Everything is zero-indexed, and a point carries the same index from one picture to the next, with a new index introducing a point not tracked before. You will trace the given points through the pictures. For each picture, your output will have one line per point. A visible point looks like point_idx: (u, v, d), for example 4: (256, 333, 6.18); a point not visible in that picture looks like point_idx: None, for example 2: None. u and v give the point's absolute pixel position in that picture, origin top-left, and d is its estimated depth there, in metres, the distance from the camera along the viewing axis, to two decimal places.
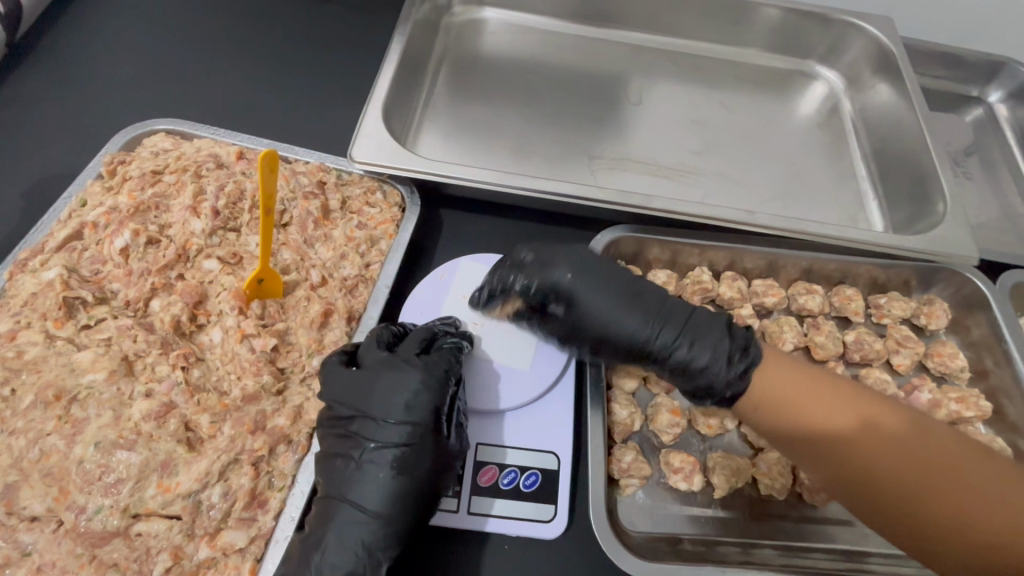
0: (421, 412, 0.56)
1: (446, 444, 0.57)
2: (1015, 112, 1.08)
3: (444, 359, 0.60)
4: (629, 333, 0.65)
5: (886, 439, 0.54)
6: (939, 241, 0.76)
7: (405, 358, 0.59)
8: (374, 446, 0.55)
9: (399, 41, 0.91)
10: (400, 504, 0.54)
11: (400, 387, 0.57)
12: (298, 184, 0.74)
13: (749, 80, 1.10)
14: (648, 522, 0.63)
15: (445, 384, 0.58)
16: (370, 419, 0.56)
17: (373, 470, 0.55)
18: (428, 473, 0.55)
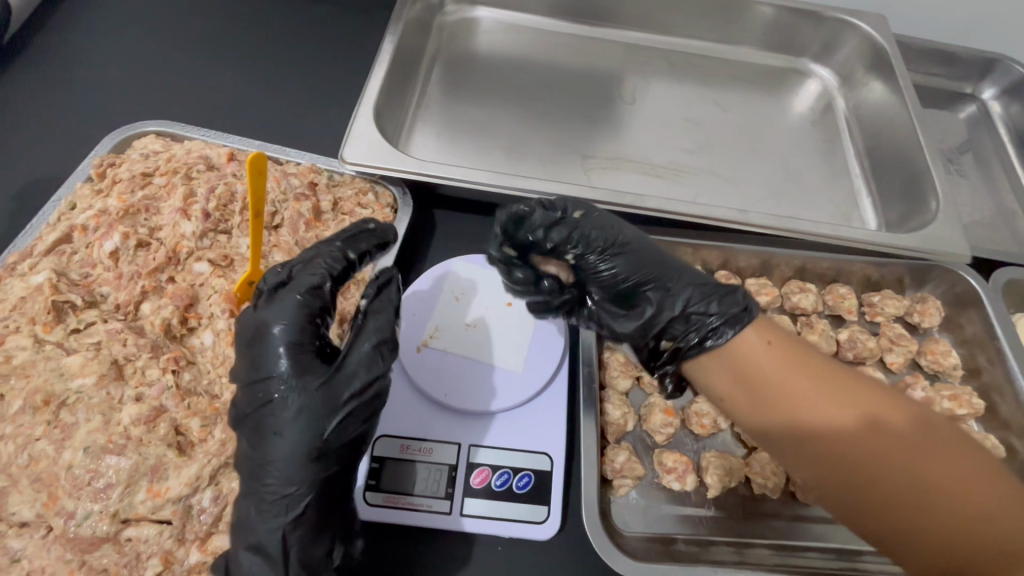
0: (276, 367, 0.53)
1: (325, 384, 0.53)
2: (1009, 109, 1.09)
3: (288, 296, 0.55)
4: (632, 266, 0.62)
5: (885, 439, 0.51)
6: (932, 239, 0.76)
7: (270, 301, 0.55)
8: (256, 406, 0.53)
9: (391, 41, 0.90)
10: (283, 475, 0.51)
11: (266, 336, 0.53)
12: (289, 186, 0.73)
13: (742, 78, 1.10)
14: (642, 523, 0.63)
15: (295, 325, 0.54)
16: (250, 383, 0.53)
17: (267, 429, 0.52)
18: (309, 424, 0.52)
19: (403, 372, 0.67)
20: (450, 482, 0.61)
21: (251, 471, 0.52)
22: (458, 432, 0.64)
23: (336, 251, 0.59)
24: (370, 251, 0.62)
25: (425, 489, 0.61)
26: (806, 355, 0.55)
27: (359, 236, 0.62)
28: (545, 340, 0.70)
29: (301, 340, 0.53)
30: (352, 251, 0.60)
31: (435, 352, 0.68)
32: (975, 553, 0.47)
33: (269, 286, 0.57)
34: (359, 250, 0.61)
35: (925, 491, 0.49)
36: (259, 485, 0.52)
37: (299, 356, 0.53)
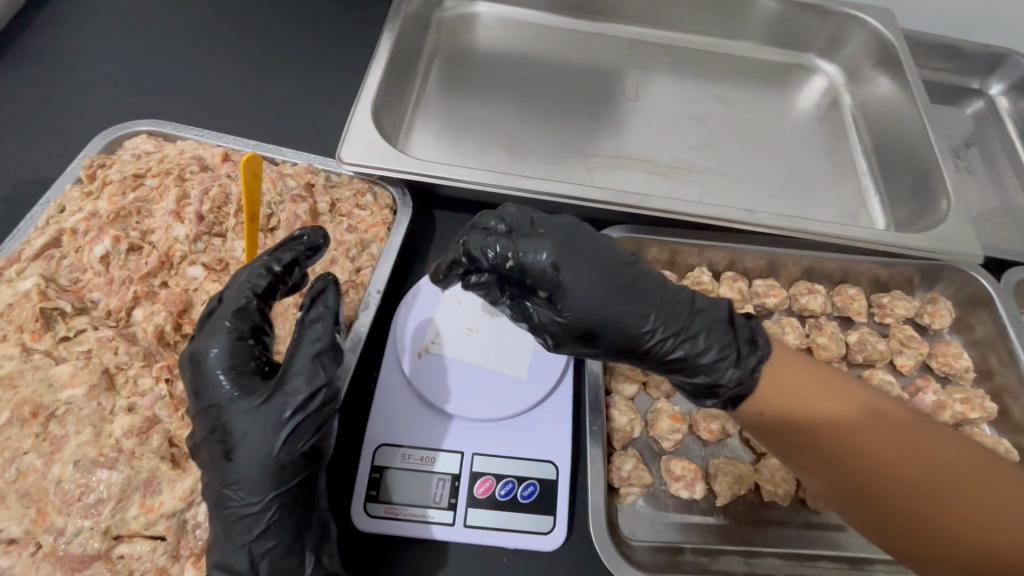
0: (218, 393, 0.52)
1: (266, 403, 0.52)
2: (1017, 105, 1.07)
3: (218, 324, 0.54)
4: (623, 326, 0.55)
5: (895, 443, 0.50)
6: (943, 239, 0.74)
7: (204, 329, 0.54)
8: (203, 434, 0.51)
9: (389, 37, 0.88)
10: (241, 494, 0.50)
11: (204, 366, 0.53)
12: (285, 187, 0.71)
13: (748, 75, 1.08)
14: (649, 532, 0.62)
15: (231, 350, 0.53)
16: (195, 413, 0.53)
17: (217, 454, 0.51)
18: (258, 443, 0.51)
19: (403, 378, 0.65)
20: (454, 492, 0.59)
21: (208, 497, 0.51)
22: (460, 440, 0.62)
23: (259, 265, 0.56)
24: (301, 258, 0.58)
25: (428, 499, 0.59)
26: (812, 374, 0.54)
27: (286, 246, 0.58)
28: None
29: (237, 362, 0.53)
30: (276, 264, 0.56)
31: (437, 357, 0.66)
32: (993, 552, 0.46)
33: (202, 315, 0.56)
34: (283, 262, 0.57)
35: (936, 493, 0.48)
36: (220, 508, 0.51)
37: (238, 378, 0.53)
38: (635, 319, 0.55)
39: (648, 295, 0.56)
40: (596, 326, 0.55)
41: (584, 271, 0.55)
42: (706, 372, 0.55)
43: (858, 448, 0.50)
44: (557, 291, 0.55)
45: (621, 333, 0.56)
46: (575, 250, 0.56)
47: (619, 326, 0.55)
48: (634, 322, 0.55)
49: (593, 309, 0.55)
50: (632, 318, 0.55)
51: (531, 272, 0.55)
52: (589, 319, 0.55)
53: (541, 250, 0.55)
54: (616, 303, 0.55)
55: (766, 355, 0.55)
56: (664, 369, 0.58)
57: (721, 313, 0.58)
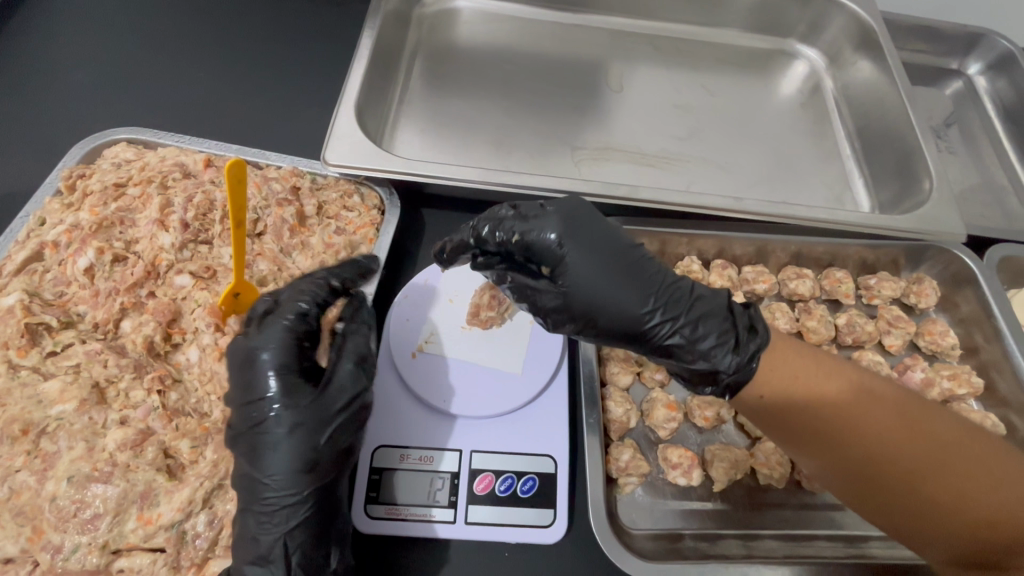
0: (266, 387, 0.53)
1: (315, 401, 0.54)
2: (994, 84, 1.08)
3: (276, 322, 0.56)
4: (623, 311, 0.56)
5: (881, 420, 0.52)
6: (927, 220, 0.76)
7: (257, 327, 0.56)
8: (250, 425, 0.53)
9: (369, 35, 0.87)
10: (281, 485, 0.52)
11: (253, 361, 0.54)
12: (270, 191, 0.71)
13: (729, 62, 1.08)
14: (649, 520, 0.63)
15: (283, 348, 0.55)
16: (242, 404, 0.54)
17: (262, 447, 0.52)
18: (302, 437, 0.53)
19: (398, 378, 0.65)
20: (453, 489, 0.60)
21: (246, 483, 0.52)
22: (457, 439, 0.62)
23: (321, 280, 0.60)
24: (353, 280, 0.62)
25: (429, 498, 0.59)
26: (806, 356, 0.55)
27: (344, 267, 0.63)
28: (543, 339, 0.69)
29: (290, 361, 0.55)
30: (335, 280, 0.61)
31: (430, 357, 0.66)
32: (961, 518, 0.50)
33: (258, 313, 0.58)
34: (341, 279, 0.61)
35: (916, 466, 0.51)
36: (258, 496, 0.51)
37: (288, 376, 0.54)
38: (636, 304, 0.56)
39: (652, 277, 0.57)
40: (596, 305, 0.56)
41: (588, 250, 0.57)
42: (706, 359, 0.56)
43: (852, 428, 0.52)
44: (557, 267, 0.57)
45: (618, 314, 0.56)
46: (582, 233, 0.57)
47: (615, 306, 0.56)
48: (635, 307, 0.56)
49: (594, 294, 0.56)
50: (633, 304, 0.56)
51: (536, 249, 0.58)
52: (586, 298, 0.56)
53: (544, 227, 0.57)
54: (615, 281, 0.56)
55: (765, 344, 0.55)
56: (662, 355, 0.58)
57: (722, 299, 0.58)
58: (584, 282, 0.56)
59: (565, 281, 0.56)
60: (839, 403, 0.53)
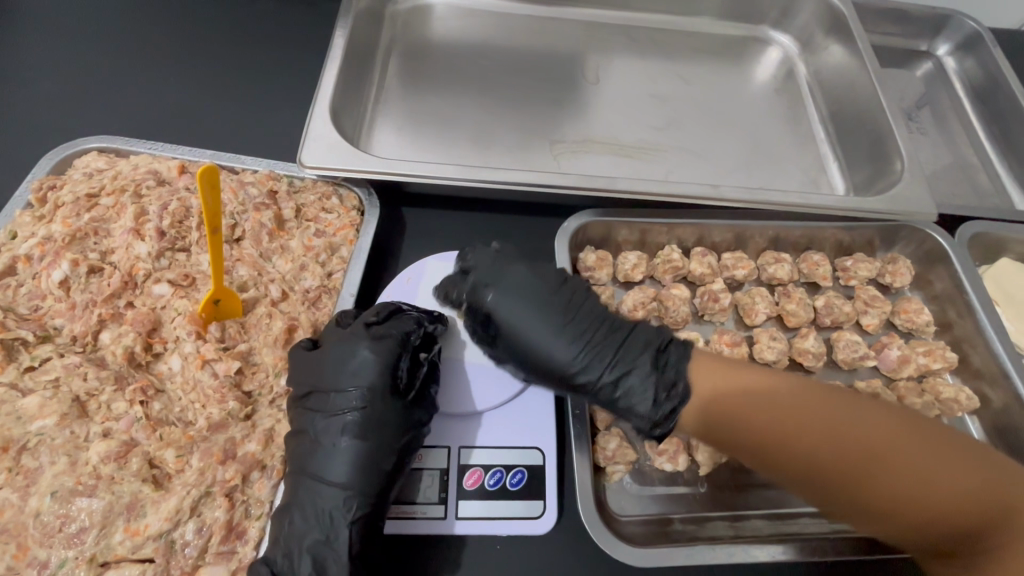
0: (362, 384, 0.56)
1: (399, 409, 0.56)
2: (963, 64, 1.10)
3: (385, 328, 0.60)
4: (556, 365, 0.61)
5: (816, 430, 0.53)
6: (899, 201, 0.77)
7: (357, 329, 0.59)
8: (331, 416, 0.55)
9: (342, 34, 0.86)
10: (355, 477, 0.53)
11: (348, 358, 0.57)
12: (247, 196, 0.71)
13: (704, 51, 1.09)
14: (637, 507, 0.64)
15: (387, 352, 0.58)
16: (325, 393, 0.56)
17: (337, 437, 0.54)
18: (384, 439, 0.54)
19: None
20: (443, 486, 0.60)
21: (318, 467, 0.53)
22: (445, 436, 0.63)
23: (422, 313, 0.63)
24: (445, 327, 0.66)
25: (419, 495, 0.59)
26: (734, 377, 0.57)
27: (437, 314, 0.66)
28: None
29: (386, 367, 0.57)
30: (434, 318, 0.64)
31: None
32: (918, 509, 0.50)
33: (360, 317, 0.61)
34: (437, 320, 0.64)
35: (861, 468, 0.52)
36: (326, 480, 0.53)
37: (382, 380, 0.57)
38: (566, 358, 0.61)
39: (586, 332, 0.62)
40: (532, 361, 0.62)
41: (521, 311, 0.63)
42: (628, 412, 0.60)
43: (791, 444, 0.53)
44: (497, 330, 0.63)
45: (551, 369, 0.62)
46: (516, 294, 0.63)
47: (547, 361, 0.62)
48: (565, 361, 0.61)
49: (529, 352, 0.62)
50: (562, 359, 0.61)
51: (481, 311, 0.64)
52: (522, 355, 0.62)
53: (482, 293, 0.65)
54: (545, 339, 0.62)
55: (681, 400, 0.57)
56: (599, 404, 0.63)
57: (652, 343, 0.62)
58: (518, 341, 0.62)
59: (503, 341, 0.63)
60: (797, 399, 0.54)
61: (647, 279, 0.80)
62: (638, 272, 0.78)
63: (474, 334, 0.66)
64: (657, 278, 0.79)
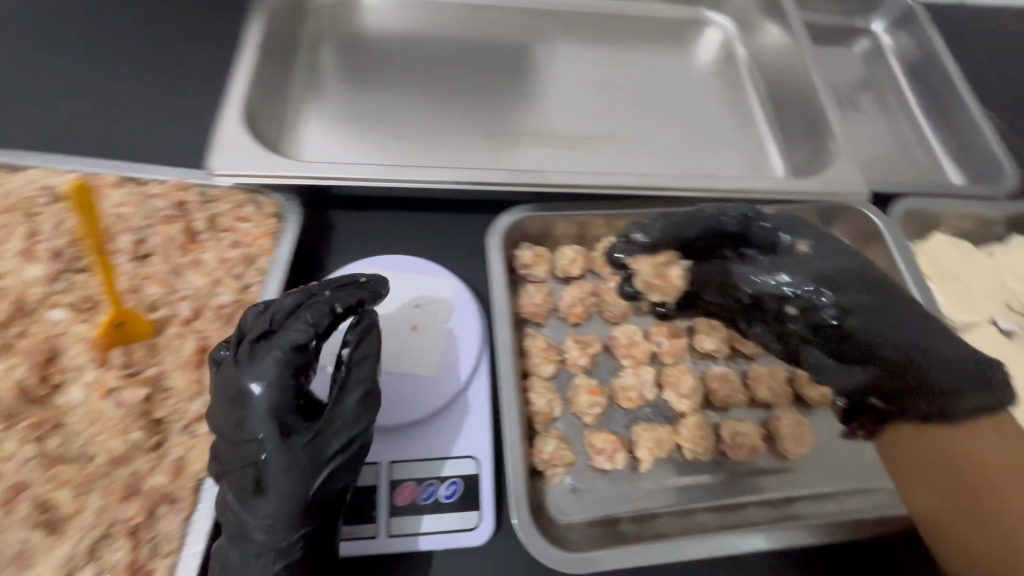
0: (257, 431, 0.48)
1: (309, 445, 0.49)
2: (898, 40, 1.11)
3: (269, 353, 0.49)
4: (837, 288, 0.53)
5: (1007, 512, 0.47)
6: (827, 180, 0.78)
7: (248, 354, 0.51)
8: (239, 467, 0.49)
9: (255, 31, 0.81)
10: (271, 530, 0.49)
11: (239, 398, 0.49)
12: (153, 209, 0.66)
13: (642, 35, 1.07)
14: (579, 509, 0.62)
15: (279, 387, 0.48)
16: (228, 442, 0.50)
17: (250, 489, 0.49)
18: (293, 487, 0.49)
19: None
20: (374, 503, 0.58)
21: (236, 522, 0.50)
22: (375, 451, 0.60)
23: (322, 305, 0.53)
24: (365, 299, 0.57)
25: (349, 515, 0.57)
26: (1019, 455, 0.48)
27: (349, 287, 0.58)
28: (460, 338, 0.67)
29: (283, 401, 0.48)
30: (339, 304, 0.54)
31: None
32: None
33: (251, 335, 0.52)
34: (345, 302, 0.55)
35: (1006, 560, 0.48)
36: (245, 534, 0.50)
37: (283, 417, 0.49)
38: (860, 285, 0.53)
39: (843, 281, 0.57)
40: (834, 272, 0.54)
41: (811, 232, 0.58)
42: (941, 362, 0.51)
43: (973, 496, 0.49)
44: (820, 273, 0.54)
45: (863, 295, 0.53)
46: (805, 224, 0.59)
47: (860, 281, 0.54)
48: (861, 287, 0.53)
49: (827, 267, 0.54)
50: (858, 285, 0.53)
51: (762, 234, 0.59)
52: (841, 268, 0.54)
53: (802, 233, 0.57)
54: (851, 264, 0.55)
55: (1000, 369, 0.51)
56: (902, 383, 0.52)
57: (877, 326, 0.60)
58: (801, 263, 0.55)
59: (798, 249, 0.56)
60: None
61: (586, 274, 0.78)
62: (575, 267, 0.76)
63: (801, 260, 0.55)
64: (597, 272, 0.78)
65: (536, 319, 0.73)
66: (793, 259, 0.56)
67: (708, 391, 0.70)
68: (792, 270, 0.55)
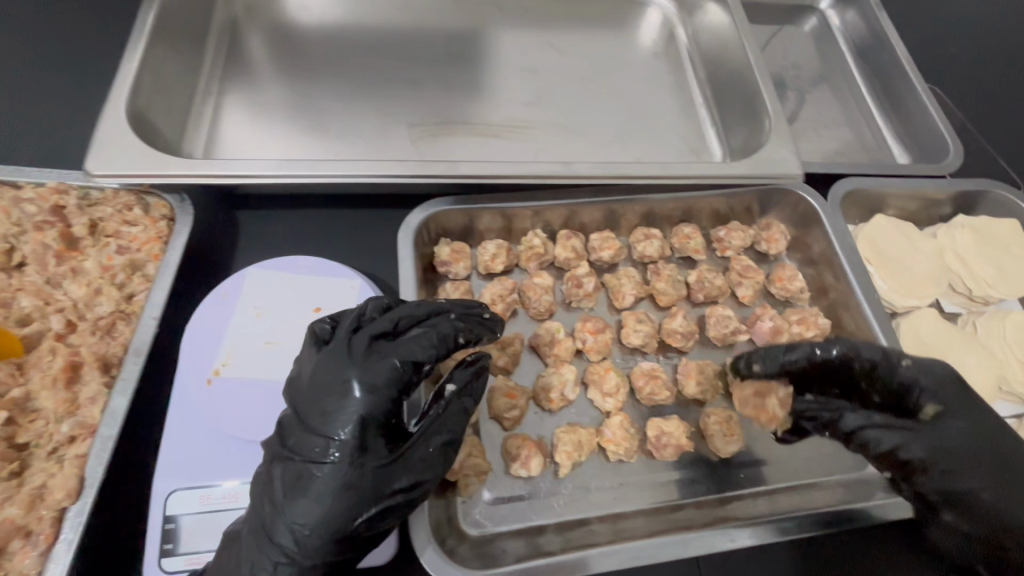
0: (340, 431, 0.47)
1: (380, 471, 0.47)
2: (845, 16, 1.07)
3: (387, 359, 0.49)
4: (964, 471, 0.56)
5: None
6: (765, 164, 0.73)
7: (360, 352, 0.50)
8: (305, 463, 0.47)
9: (146, 20, 0.75)
10: (302, 541, 0.46)
11: (337, 395, 0.48)
12: (25, 216, 0.62)
13: (579, 18, 1.02)
14: (494, 520, 0.59)
15: (380, 397, 0.48)
16: (308, 431, 0.48)
17: (304, 491, 0.46)
18: (342, 509, 0.46)
19: (192, 411, 0.56)
20: None
21: (267, 516, 0.47)
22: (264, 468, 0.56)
23: (449, 332, 0.53)
24: (479, 336, 0.56)
25: None
26: None
27: (470, 317, 0.57)
28: None
29: (375, 414, 0.48)
30: (461, 336, 0.54)
31: (228, 383, 0.58)
32: None
33: (371, 331, 0.51)
34: (469, 335, 0.54)
35: None
36: (272, 530, 0.46)
37: (367, 432, 0.47)
38: (981, 469, 0.56)
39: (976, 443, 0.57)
40: (948, 453, 0.57)
41: (955, 403, 0.59)
42: None
43: None
44: (942, 445, 0.57)
45: (972, 474, 0.56)
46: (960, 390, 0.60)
47: (986, 463, 0.56)
48: (980, 473, 0.56)
49: (941, 448, 0.57)
50: (979, 473, 0.56)
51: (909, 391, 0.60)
52: (952, 448, 0.57)
53: (948, 396, 0.59)
54: (978, 445, 0.57)
55: None
56: (1008, 561, 0.54)
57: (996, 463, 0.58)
58: (932, 439, 0.58)
59: (941, 418, 0.59)
60: None
61: (511, 269, 0.74)
62: (497, 263, 0.72)
63: (931, 428, 0.58)
64: (523, 267, 0.74)
65: None
66: (934, 432, 0.58)
67: (634, 389, 0.67)
68: (890, 439, 0.59)
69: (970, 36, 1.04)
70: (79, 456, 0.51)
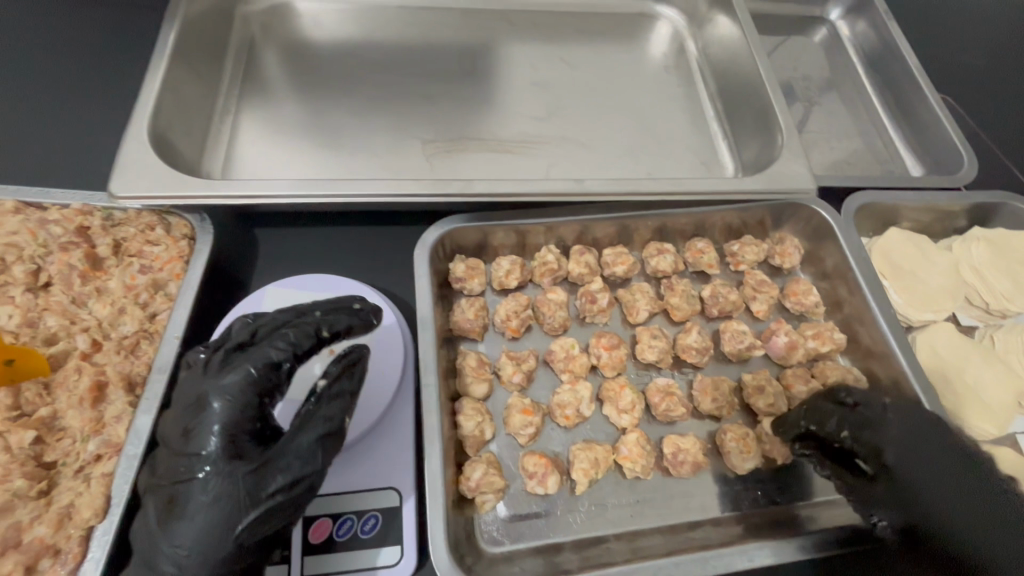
0: (204, 445, 0.47)
1: (250, 474, 0.47)
2: (856, 27, 1.07)
3: (239, 366, 0.49)
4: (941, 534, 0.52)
5: None
6: (777, 179, 0.73)
7: (218, 365, 0.50)
8: (176, 485, 0.47)
9: (166, 42, 0.77)
10: (184, 563, 0.45)
11: (196, 411, 0.48)
12: (51, 237, 0.63)
13: (589, 32, 1.03)
14: (512, 536, 0.59)
15: (239, 403, 0.48)
16: (175, 452, 0.48)
17: (182, 511, 0.46)
18: (218, 521, 0.46)
19: None
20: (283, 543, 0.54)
21: (151, 546, 0.47)
22: None
23: (308, 329, 0.53)
24: (347, 328, 0.56)
25: None
26: None
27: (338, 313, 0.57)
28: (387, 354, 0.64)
29: (237, 420, 0.48)
30: (325, 329, 0.55)
31: None
32: None
33: (229, 344, 0.52)
34: (333, 327, 0.55)
35: None
36: (157, 559, 0.46)
37: (232, 439, 0.47)
38: (964, 531, 0.51)
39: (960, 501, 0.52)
40: (920, 516, 0.54)
41: (919, 460, 0.56)
42: None
43: None
44: (907, 507, 0.55)
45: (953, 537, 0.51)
46: (932, 448, 0.56)
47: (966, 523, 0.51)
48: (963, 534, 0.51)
49: (912, 511, 0.55)
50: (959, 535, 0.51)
51: (872, 452, 0.59)
52: (926, 509, 0.54)
53: (912, 457, 0.57)
54: (957, 504, 0.52)
55: None
56: None
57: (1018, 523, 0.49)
58: (900, 502, 0.56)
59: (904, 476, 0.56)
60: None
61: (525, 285, 0.75)
62: (512, 279, 0.72)
63: (899, 490, 0.56)
64: (537, 282, 0.74)
65: (471, 335, 0.69)
66: (892, 498, 0.56)
67: (649, 405, 0.67)
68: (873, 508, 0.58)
69: (984, 46, 1.04)
70: (105, 475, 0.52)
